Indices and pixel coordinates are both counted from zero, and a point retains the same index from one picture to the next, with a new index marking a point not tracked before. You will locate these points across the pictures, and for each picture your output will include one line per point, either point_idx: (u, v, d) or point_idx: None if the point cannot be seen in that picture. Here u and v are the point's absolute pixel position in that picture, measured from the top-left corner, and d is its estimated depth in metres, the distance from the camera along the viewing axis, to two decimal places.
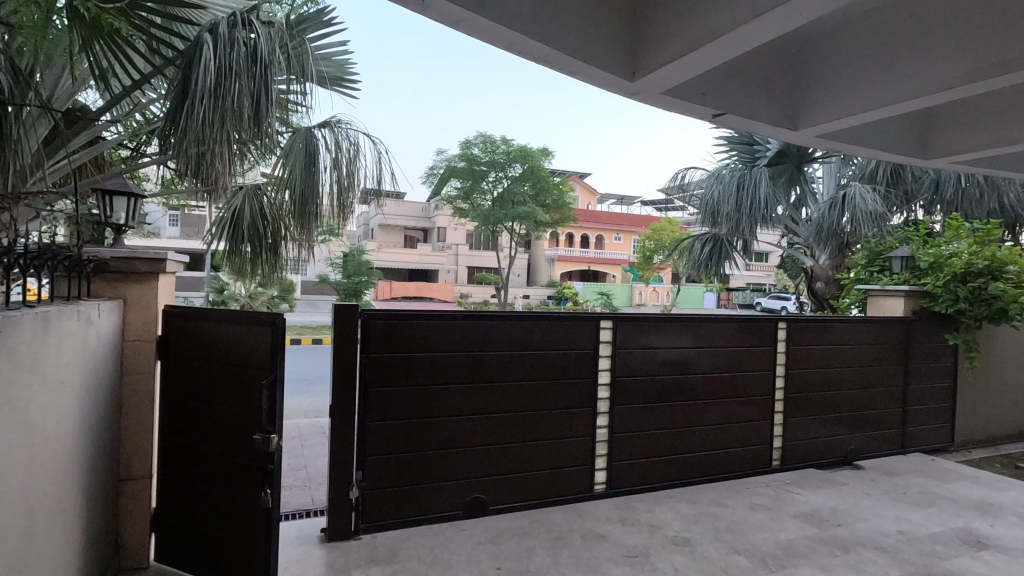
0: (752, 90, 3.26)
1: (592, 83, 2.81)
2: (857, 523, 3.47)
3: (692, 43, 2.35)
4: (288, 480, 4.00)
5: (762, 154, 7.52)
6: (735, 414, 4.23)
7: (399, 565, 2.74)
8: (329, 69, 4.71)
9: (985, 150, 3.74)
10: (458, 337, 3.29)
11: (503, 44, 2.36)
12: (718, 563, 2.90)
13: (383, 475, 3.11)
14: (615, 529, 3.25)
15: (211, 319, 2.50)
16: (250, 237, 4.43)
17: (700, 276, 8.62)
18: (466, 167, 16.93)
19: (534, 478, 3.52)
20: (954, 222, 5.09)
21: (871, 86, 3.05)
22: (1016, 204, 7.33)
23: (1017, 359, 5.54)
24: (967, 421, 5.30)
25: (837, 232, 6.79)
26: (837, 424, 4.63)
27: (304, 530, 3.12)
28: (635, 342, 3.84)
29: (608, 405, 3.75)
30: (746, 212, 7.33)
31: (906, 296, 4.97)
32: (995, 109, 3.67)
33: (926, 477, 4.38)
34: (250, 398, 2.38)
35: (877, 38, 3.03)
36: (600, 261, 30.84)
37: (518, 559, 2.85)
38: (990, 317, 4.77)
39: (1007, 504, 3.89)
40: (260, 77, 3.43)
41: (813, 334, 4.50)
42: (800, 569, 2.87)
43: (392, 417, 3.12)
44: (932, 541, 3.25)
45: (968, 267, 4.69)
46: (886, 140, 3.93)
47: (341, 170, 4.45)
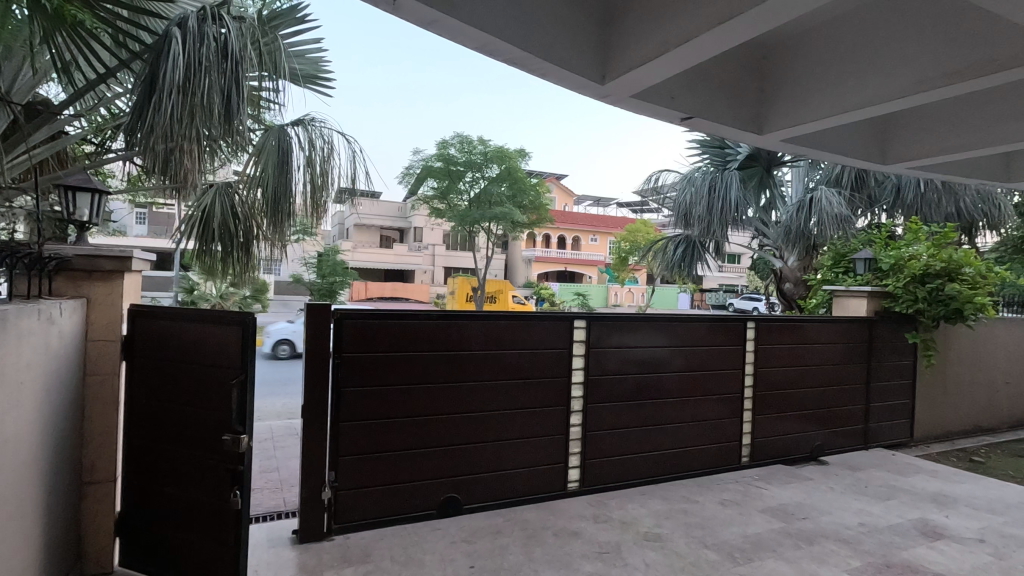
0: (719, 95, 3.34)
1: (561, 85, 2.84)
2: (821, 516, 3.58)
3: (660, 48, 2.40)
4: (259, 482, 3.94)
5: (733, 157, 7.62)
6: (706, 411, 4.32)
7: (372, 565, 2.73)
8: (302, 66, 4.66)
9: (940, 155, 3.88)
10: (430, 337, 3.28)
11: (475, 44, 2.37)
12: (688, 558, 2.96)
13: (356, 477, 3.09)
14: (588, 526, 3.29)
15: (178, 318, 2.46)
16: (221, 237, 4.32)
17: (674, 276, 8.79)
18: (443, 167, 16.90)
19: (508, 475, 3.54)
20: (914, 225, 5.27)
21: (832, 92, 3.14)
22: (972, 209, 7.66)
23: (972, 357, 5.77)
24: (926, 417, 5.51)
25: (805, 234, 6.98)
26: (804, 421, 4.76)
27: (273, 532, 3.08)
28: (608, 341, 3.89)
29: (582, 404, 3.80)
30: (717, 214, 7.46)
31: (868, 297, 5.15)
32: (951, 117, 3.83)
33: (887, 471, 4.55)
34: (220, 399, 2.34)
35: (838, 46, 3.12)
36: (576, 262, 31.11)
37: (491, 557, 2.86)
38: (947, 317, 4.98)
39: (961, 495, 4.06)
40: (230, 73, 3.37)
41: (780, 333, 4.62)
42: (766, 562, 2.95)
43: (365, 417, 3.10)
44: (891, 532, 3.38)
45: (927, 269, 4.90)
46: (849, 146, 4.07)
47: (314, 169, 4.40)
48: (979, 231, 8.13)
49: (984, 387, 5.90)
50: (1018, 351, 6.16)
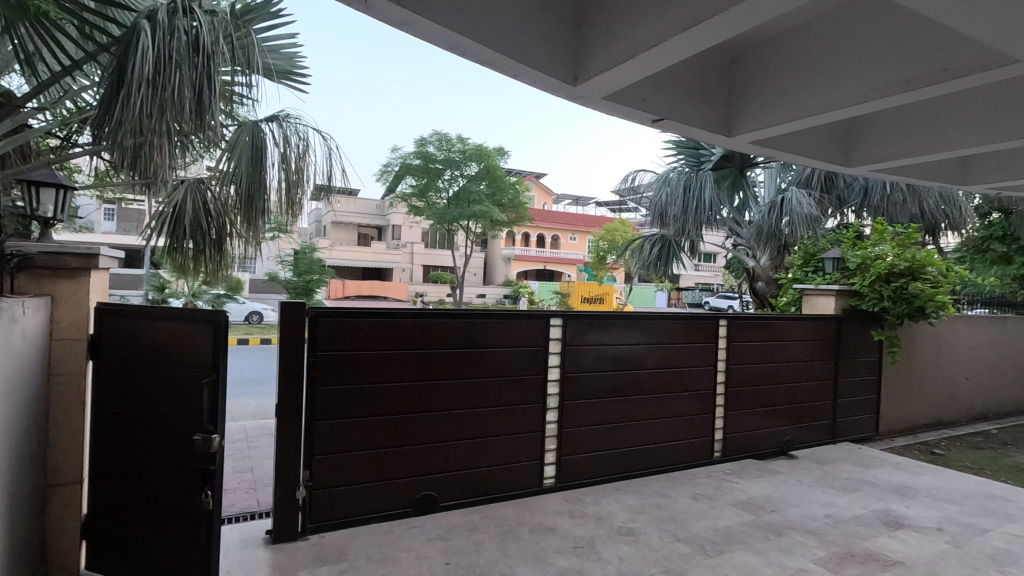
0: (689, 97, 3.41)
1: (534, 85, 2.86)
2: (789, 508, 3.68)
3: (630, 51, 2.44)
4: (232, 482, 3.90)
5: (707, 158, 7.73)
6: (679, 407, 4.39)
7: (347, 563, 2.73)
8: (276, 62, 4.59)
9: (901, 158, 4.01)
10: (406, 336, 3.28)
11: (448, 44, 2.37)
12: (661, 551, 3.02)
13: (331, 476, 3.08)
14: (563, 521, 3.33)
15: (148, 317, 2.42)
16: (193, 233, 4.24)
17: (651, 276, 8.92)
18: (422, 164, 16.81)
19: (484, 473, 3.56)
20: (880, 226, 5.43)
21: (798, 95, 3.21)
22: (934, 210, 7.93)
23: (935, 354, 5.98)
24: (891, 412, 5.70)
25: (776, 234, 7.15)
26: (774, 416, 4.88)
27: (246, 532, 3.04)
28: (583, 339, 3.94)
29: (558, 401, 3.84)
30: (692, 214, 7.58)
31: (837, 295, 5.28)
32: (913, 121, 3.95)
33: (853, 464, 4.69)
34: (191, 399, 2.31)
35: (804, 50, 3.19)
36: (555, 261, 31.25)
37: (467, 554, 2.88)
38: (911, 315, 5.15)
39: (922, 486, 4.21)
40: (202, 68, 3.34)
41: (751, 331, 4.73)
42: (736, 554, 3.02)
43: (340, 416, 3.09)
44: (855, 523, 3.50)
45: (892, 269, 5.08)
46: (816, 148, 4.18)
47: (289, 165, 4.34)
48: (942, 232, 8.40)
49: (945, 382, 6.13)
50: (977, 348, 6.41)
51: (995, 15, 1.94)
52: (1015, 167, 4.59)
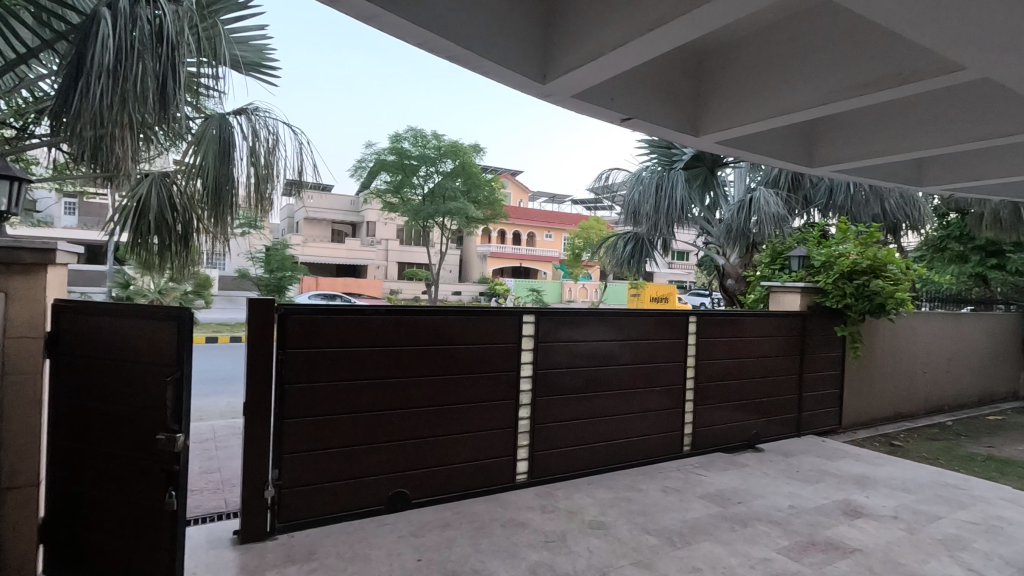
0: (658, 97, 3.46)
1: (504, 83, 2.87)
2: (755, 500, 3.78)
3: (597, 50, 2.47)
4: (199, 483, 3.82)
5: (679, 157, 7.82)
6: (649, 403, 4.46)
7: (317, 562, 2.70)
8: (244, 54, 4.50)
9: (862, 159, 4.12)
10: (377, 332, 3.26)
11: (416, 41, 2.37)
12: (630, 543, 3.08)
13: (301, 474, 3.04)
14: (535, 516, 3.36)
15: (111, 314, 2.35)
16: (157, 230, 4.16)
17: (625, 273, 9.05)
18: (396, 160, 16.67)
19: (456, 469, 3.56)
20: (843, 225, 5.57)
21: (764, 96, 3.28)
22: (896, 210, 8.20)
23: (895, 349, 6.20)
24: (853, 405, 5.89)
25: (745, 233, 7.33)
26: (741, 411, 4.99)
27: (213, 533, 2.99)
28: (556, 335, 3.97)
29: (530, 397, 3.87)
30: (663, 213, 7.72)
31: (801, 292, 5.44)
32: (873, 122, 4.07)
33: (816, 456, 4.84)
34: (154, 398, 2.26)
35: (769, 53, 3.26)
36: (531, 258, 31.34)
37: (439, 550, 2.88)
38: (872, 312, 5.34)
39: (881, 477, 4.37)
40: (166, 59, 3.27)
41: (720, 327, 4.83)
42: (702, 545, 3.10)
43: (309, 413, 3.06)
44: (817, 513, 3.61)
45: (855, 266, 5.24)
46: (780, 149, 4.29)
47: (258, 160, 4.21)
48: (903, 231, 8.70)
49: (905, 376, 6.36)
50: (934, 344, 6.67)
51: (946, 27, 2.02)
52: (967, 169, 4.78)
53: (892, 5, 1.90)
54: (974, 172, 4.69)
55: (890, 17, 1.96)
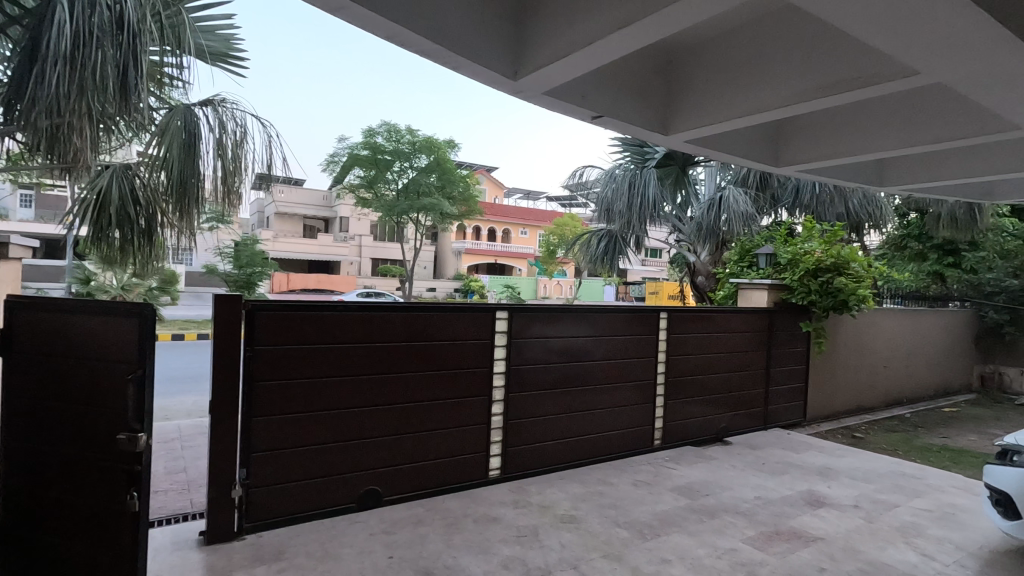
0: (628, 95, 3.50)
1: (475, 78, 2.86)
2: (722, 492, 3.87)
3: (568, 48, 2.49)
4: (163, 484, 3.73)
5: (651, 156, 7.80)
6: (621, 398, 4.52)
7: (286, 562, 2.67)
8: (210, 43, 4.38)
9: (826, 159, 4.24)
10: (350, 329, 3.23)
11: (384, 34, 2.34)
12: (601, 536, 3.12)
13: (269, 472, 3.00)
14: (507, 511, 3.38)
15: (71, 311, 2.27)
16: (118, 222, 3.98)
17: (598, 269, 9.12)
18: (369, 155, 16.48)
19: (429, 466, 3.55)
20: (809, 224, 5.70)
21: (731, 96, 3.34)
22: (859, 209, 8.46)
23: (856, 344, 6.40)
24: (817, 398, 6.07)
25: (715, 230, 7.47)
26: (710, 405, 5.10)
27: (178, 534, 2.92)
28: (529, 331, 3.99)
29: (503, 393, 3.88)
30: (636, 211, 7.83)
31: (769, 289, 5.60)
32: (835, 123, 4.19)
33: (782, 448, 4.97)
34: (114, 396, 2.19)
35: (737, 54, 3.31)
36: (507, 255, 31.34)
37: (411, 546, 2.88)
38: (835, 308, 5.50)
39: (843, 468, 4.52)
40: (128, 47, 3.16)
41: (690, 323, 4.92)
42: (671, 536, 3.16)
43: (278, 411, 3.01)
44: (781, 503, 3.72)
45: (819, 264, 5.39)
46: (747, 149, 4.38)
47: (225, 154, 4.09)
48: (866, 229, 8.99)
49: (866, 371, 6.58)
50: (894, 339, 6.91)
51: (903, 34, 2.09)
52: (924, 170, 4.96)
53: (851, 11, 1.95)
54: (931, 172, 4.87)
55: (850, 21, 2.02)
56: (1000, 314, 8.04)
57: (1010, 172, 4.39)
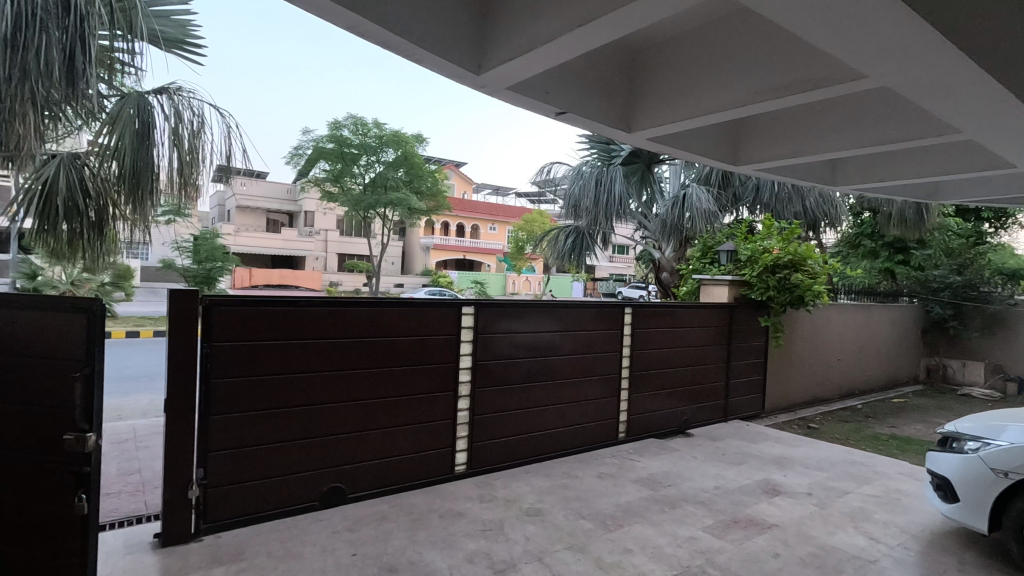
0: (591, 93, 3.54)
1: (438, 71, 2.84)
2: (683, 482, 3.97)
3: (529, 44, 2.50)
4: (116, 486, 3.60)
5: (618, 154, 7.80)
6: (586, 392, 4.58)
7: (246, 562, 2.61)
8: (165, 29, 4.21)
9: (782, 158, 4.39)
10: (312, 325, 3.18)
11: (346, 24, 2.30)
12: (565, 528, 3.16)
13: (228, 473, 2.92)
14: (473, 506, 3.39)
15: (11, 305, 2.17)
16: (67, 214, 3.79)
17: (565, 265, 9.19)
18: (335, 148, 16.16)
19: (393, 463, 3.52)
20: (768, 222, 5.89)
21: (692, 94, 3.41)
22: (816, 208, 8.76)
23: (812, 338, 6.65)
24: (775, 390, 6.28)
25: (679, 227, 7.62)
26: (673, 398, 5.22)
27: (132, 537, 2.82)
28: (495, 327, 4.00)
29: (470, 388, 3.88)
30: (602, 209, 8.02)
31: (730, 285, 5.74)
32: (792, 123, 4.32)
33: (741, 439, 5.13)
34: (59, 395, 2.10)
35: (698, 54, 3.38)
36: (476, 250, 31.26)
37: (375, 543, 2.86)
38: (792, 303, 5.71)
39: (798, 457, 4.69)
40: (74, 30, 3.04)
41: (654, 318, 5.02)
42: (634, 527, 3.22)
43: (238, 409, 2.94)
44: (739, 492, 3.84)
45: (776, 261, 5.58)
46: (707, 147, 4.47)
47: (181, 146, 3.91)
48: (822, 227, 9.34)
49: (821, 363, 6.85)
50: (847, 333, 7.20)
51: (852, 39, 2.17)
52: (875, 171, 5.17)
53: (802, 16, 2.02)
54: (880, 173, 5.09)
55: (802, 25, 2.09)
56: (945, 309, 8.63)
57: (952, 173, 4.62)
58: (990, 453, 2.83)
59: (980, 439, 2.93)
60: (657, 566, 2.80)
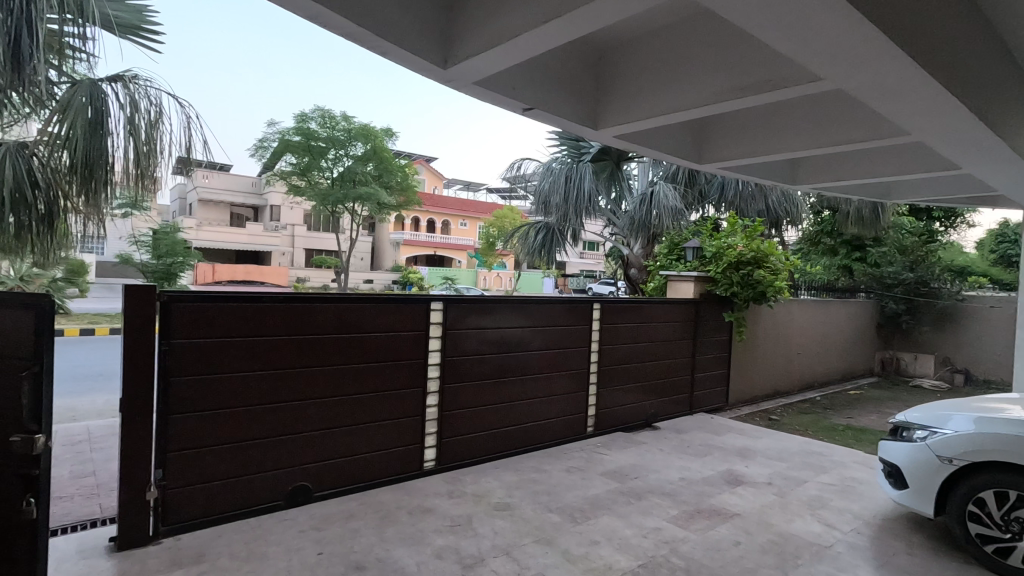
0: (558, 90, 3.56)
1: (403, 65, 2.81)
2: (650, 475, 4.04)
3: (494, 39, 2.50)
4: (69, 489, 3.46)
5: (587, 151, 7.88)
6: (555, 387, 4.61)
7: (207, 564, 2.55)
8: (119, 14, 4.04)
9: (744, 157, 4.50)
10: (276, 321, 3.12)
11: (307, 14, 2.26)
12: (534, 522, 3.19)
13: (188, 473, 2.85)
14: (442, 502, 3.39)
15: None
16: (15, 207, 3.62)
17: (535, 261, 9.23)
18: (302, 141, 15.83)
19: (361, 461, 3.49)
20: (732, 220, 6.04)
21: (658, 92, 3.46)
22: (778, 206, 9.03)
23: (774, 333, 6.85)
24: (739, 384, 6.45)
25: (646, 224, 7.73)
26: (640, 392, 5.30)
27: (86, 542, 2.72)
28: (464, 323, 3.99)
29: (438, 384, 3.87)
30: (572, 204, 8.06)
31: (695, 281, 5.86)
32: (755, 123, 4.43)
33: (706, 432, 5.25)
34: (4, 395, 2.00)
35: (663, 54, 3.44)
36: (447, 246, 31.10)
37: (342, 542, 2.82)
38: (755, 299, 5.85)
39: (759, 448, 4.83)
40: (21, 13, 3.11)
41: (622, 313, 5.09)
42: (601, 519, 3.27)
43: (198, 408, 2.87)
44: (703, 483, 3.93)
45: (740, 257, 5.70)
46: (672, 145, 4.54)
47: (137, 137, 3.73)
48: (783, 225, 9.63)
49: (783, 357, 7.07)
50: (807, 328, 7.44)
51: (809, 42, 2.24)
52: (832, 170, 5.34)
53: (762, 18, 2.07)
54: (837, 173, 5.27)
55: (762, 27, 2.14)
56: (899, 304, 8.97)
57: (903, 174, 4.83)
58: (936, 441, 2.97)
59: (928, 428, 3.08)
60: (623, 557, 2.84)
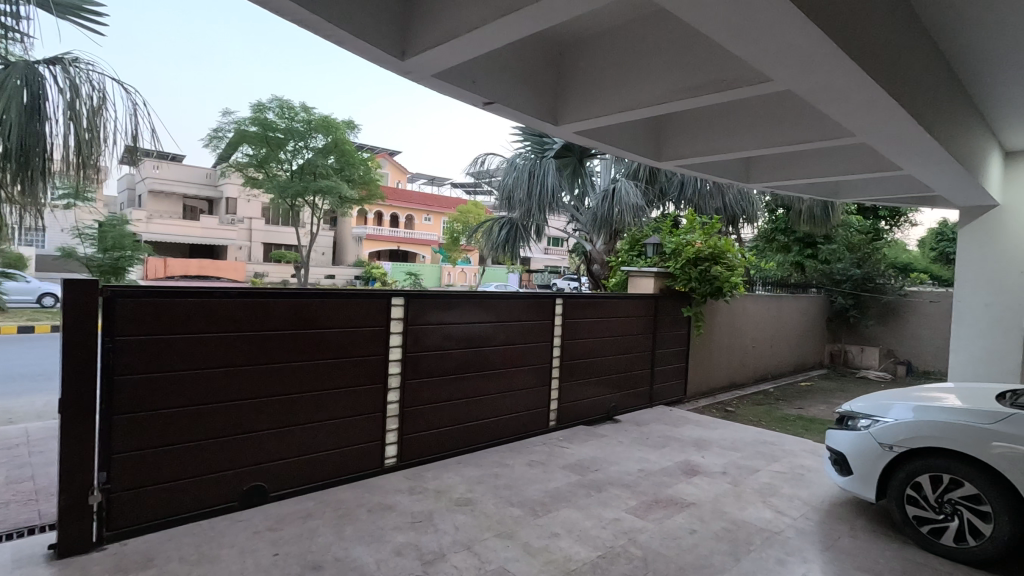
0: (519, 85, 3.56)
1: (359, 54, 2.74)
2: (610, 467, 4.11)
3: (454, 31, 2.47)
4: (4, 495, 3.27)
5: (548, 146, 7.79)
6: (516, 382, 4.62)
7: (154, 569, 2.46)
8: None
9: (701, 155, 4.61)
10: (229, 316, 3.03)
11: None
12: (495, 516, 3.20)
13: (134, 475, 2.73)
14: (403, 498, 3.36)
15: None
16: None
17: (499, 256, 9.25)
18: (259, 131, 15.34)
19: (319, 458, 3.42)
20: (690, 217, 6.19)
21: (619, 89, 3.49)
22: (734, 204, 9.28)
23: (730, 327, 7.05)
24: (696, 376, 6.63)
25: (608, 220, 7.81)
26: (601, 386, 5.38)
27: (22, 550, 2.58)
28: (425, 318, 3.96)
29: (399, 380, 3.83)
30: (536, 199, 8.13)
31: (655, 276, 5.99)
32: (713, 122, 4.53)
33: (664, 424, 5.37)
34: None
35: (624, 51, 3.47)
36: (410, 241, 30.78)
37: (298, 541, 2.77)
38: (712, 294, 6.00)
39: (714, 439, 4.98)
40: None
41: (583, 309, 5.14)
42: (561, 511, 3.31)
43: (145, 407, 2.76)
44: (661, 474, 4.02)
45: (698, 254, 5.83)
46: (632, 142, 4.62)
47: (74, 115, 2.54)
48: (740, 223, 9.84)
49: (738, 350, 7.30)
50: (761, 322, 7.69)
51: (764, 44, 2.30)
52: (784, 169, 5.51)
53: (717, 19, 2.12)
54: (789, 172, 5.45)
55: (718, 28, 2.19)
56: (847, 299, 9.36)
57: (849, 174, 5.04)
58: (879, 430, 3.12)
59: (872, 417, 3.23)
60: (582, 548, 2.89)
